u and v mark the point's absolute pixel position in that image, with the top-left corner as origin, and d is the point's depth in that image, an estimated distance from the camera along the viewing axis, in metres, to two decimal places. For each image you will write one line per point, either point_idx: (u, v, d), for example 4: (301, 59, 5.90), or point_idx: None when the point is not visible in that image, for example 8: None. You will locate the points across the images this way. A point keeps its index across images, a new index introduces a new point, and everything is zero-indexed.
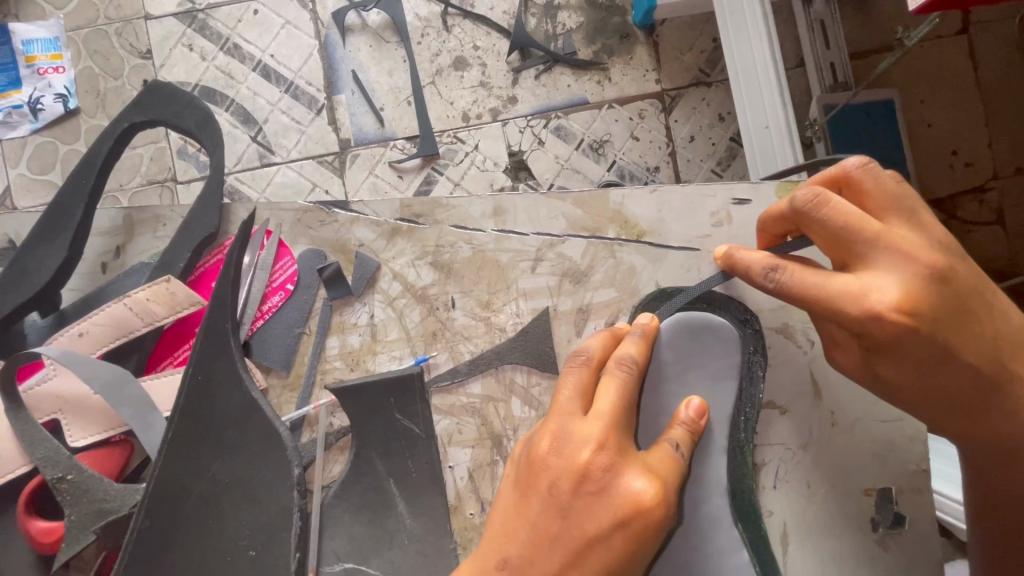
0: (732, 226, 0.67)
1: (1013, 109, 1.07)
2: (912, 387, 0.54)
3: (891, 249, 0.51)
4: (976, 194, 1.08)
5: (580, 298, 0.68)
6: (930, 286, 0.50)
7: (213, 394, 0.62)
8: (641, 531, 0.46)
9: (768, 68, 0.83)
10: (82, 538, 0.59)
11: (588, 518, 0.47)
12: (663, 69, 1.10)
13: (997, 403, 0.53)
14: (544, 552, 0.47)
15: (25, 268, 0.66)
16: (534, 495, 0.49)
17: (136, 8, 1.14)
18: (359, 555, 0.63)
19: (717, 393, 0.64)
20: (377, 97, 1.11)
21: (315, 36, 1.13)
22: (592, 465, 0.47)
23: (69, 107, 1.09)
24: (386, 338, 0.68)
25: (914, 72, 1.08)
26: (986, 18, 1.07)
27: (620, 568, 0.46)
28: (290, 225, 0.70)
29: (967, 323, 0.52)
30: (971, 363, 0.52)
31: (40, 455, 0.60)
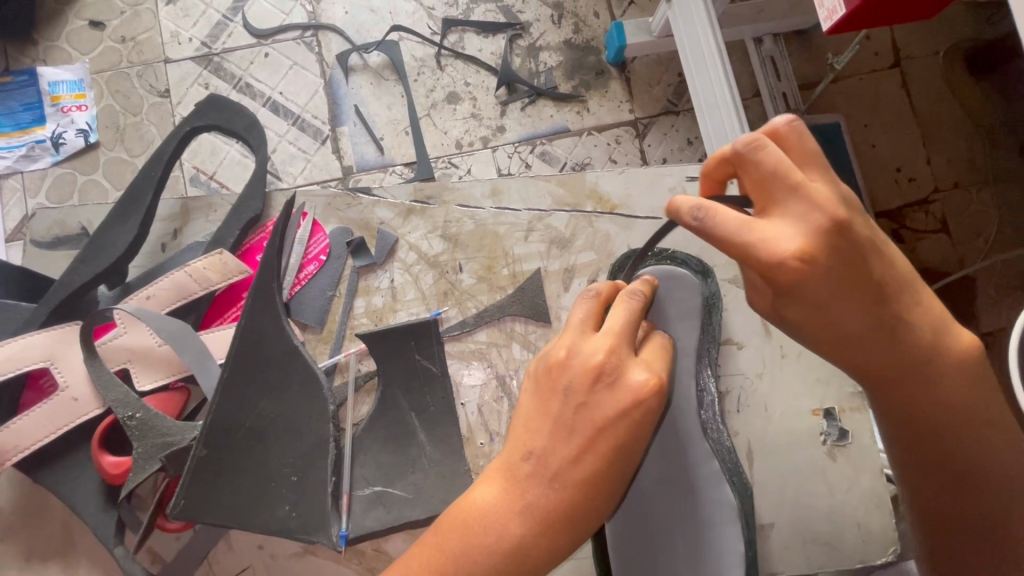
0: (686, 200, 0.81)
1: (945, 132, 1.26)
2: (816, 333, 0.54)
3: (804, 198, 0.50)
4: (921, 206, 1.25)
5: (567, 260, 0.80)
6: (833, 236, 0.50)
7: (262, 340, 0.72)
8: (639, 418, 0.54)
9: (726, 95, 0.99)
10: (149, 467, 0.66)
11: (602, 409, 0.54)
12: (634, 100, 1.29)
13: (898, 357, 0.54)
14: (564, 444, 0.54)
15: (101, 247, 0.78)
16: (551, 398, 0.55)
17: (156, 53, 1.30)
18: (386, 478, 0.71)
19: (686, 333, 0.74)
20: (377, 128, 1.28)
21: (320, 75, 1.30)
22: (606, 364, 0.54)
23: (89, 140, 1.25)
24: (404, 298, 0.79)
25: (857, 101, 1.28)
26: (914, 54, 1.28)
27: (623, 450, 0.54)
28: (323, 207, 0.82)
29: (867, 272, 0.52)
30: (870, 314, 0.52)
31: (113, 396, 0.68)
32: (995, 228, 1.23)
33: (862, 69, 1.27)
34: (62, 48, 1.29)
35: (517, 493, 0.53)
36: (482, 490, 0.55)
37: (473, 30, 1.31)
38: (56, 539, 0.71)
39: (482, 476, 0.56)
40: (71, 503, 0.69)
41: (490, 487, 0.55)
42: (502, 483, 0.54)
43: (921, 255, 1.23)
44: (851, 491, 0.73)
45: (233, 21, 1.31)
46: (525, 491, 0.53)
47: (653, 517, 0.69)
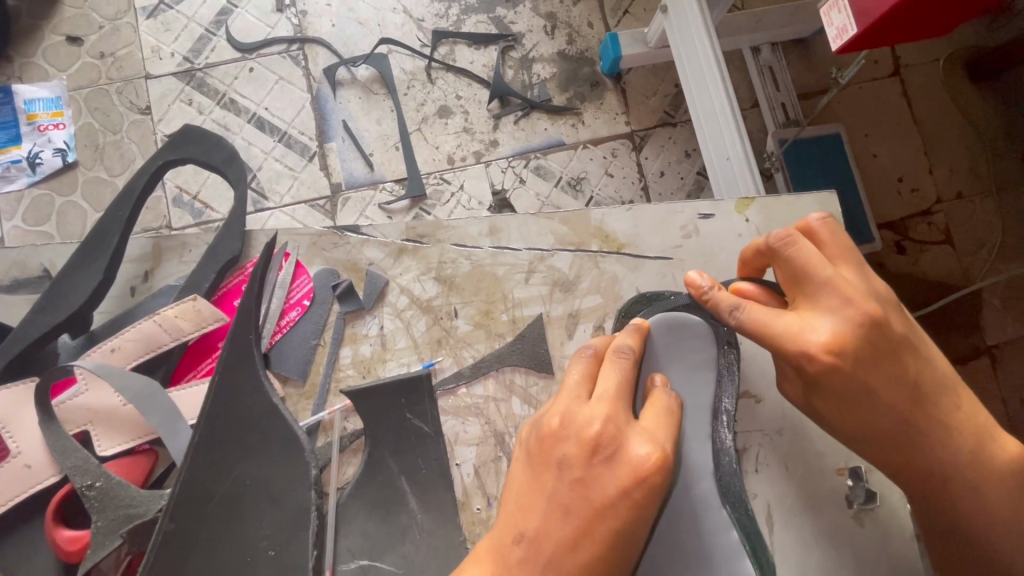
0: (700, 237, 0.76)
1: (948, 142, 1.22)
2: (847, 424, 0.57)
3: (835, 294, 0.54)
4: (925, 217, 1.20)
5: (570, 304, 0.75)
6: (862, 330, 0.53)
7: (236, 400, 0.65)
8: (642, 496, 0.51)
9: (725, 110, 0.94)
10: (108, 544, 0.60)
11: (599, 486, 0.52)
12: (630, 113, 1.24)
13: (931, 451, 0.55)
14: (558, 526, 0.51)
15: (61, 293, 0.71)
16: (548, 472, 0.54)
17: (136, 68, 1.24)
18: (373, 552, 0.64)
19: (701, 384, 0.68)
20: (367, 143, 1.22)
21: (307, 90, 1.24)
22: (601, 436, 0.53)
23: (67, 160, 1.18)
24: (394, 347, 0.73)
25: (858, 111, 1.23)
26: (914, 61, 1.23)
27: (626, 533, 0.51)
28: (306, 247, 0.76)
29: (897, 368, 0.54)
30: (902, 409, 0.54)
31: (69, 463, 0.62)
32: (999, 239, 1.19)
33: (862, 77, 1.23)
34: (39, 64, 1.22)
35: None
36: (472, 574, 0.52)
37: (464, 41, 1.26)
38: None
39: (472, 558, 0.53)
40: None
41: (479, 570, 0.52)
42: (493, 568, 0.51)
43: (925, 266, 1.19)
44: (879, 557, 0.68)
45: (217, 34, 1.25)
46: None
47: None
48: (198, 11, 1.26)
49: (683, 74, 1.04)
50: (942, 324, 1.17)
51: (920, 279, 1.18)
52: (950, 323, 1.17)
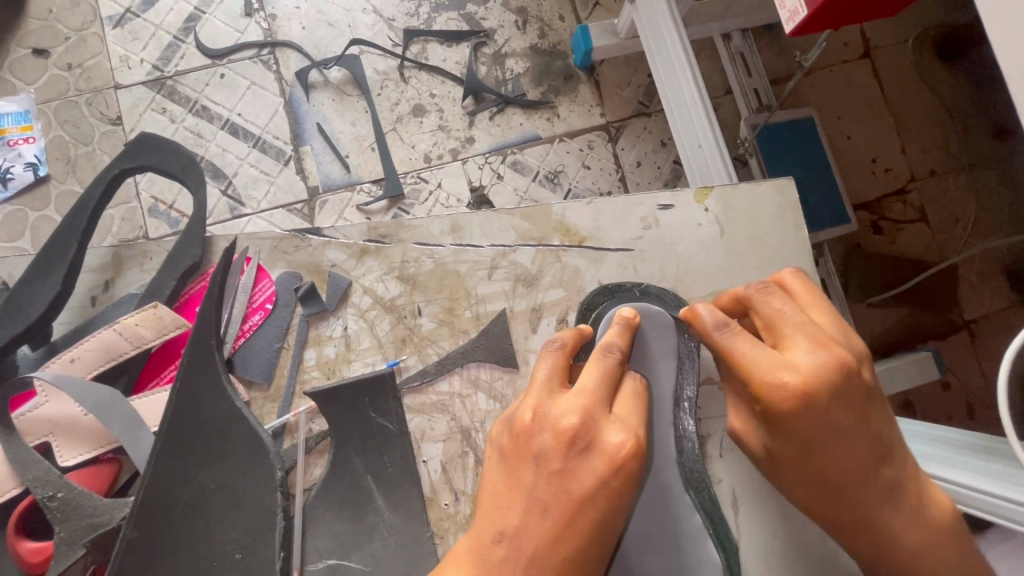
0: (660, 228, 0.76)
1: (919, 121, 1.23)
2: (806, 466, 0.57)
3: (813, 336, 0.55)
4: (899, 196, 1.22)
5: (533, 299, 0.75)
6: (838, 377, 0.53)
7: (200, 405, 0.65)
8: (619, 482, 0.53)
9: (694, 97, 0.94)
10: (72, 553, 0.60)
11: (577, 477, 0.53)
12: (605, 104, 1.25)
13: (882, 506, 0.56)
14: (538, 522, 0.52)
15: (20, 304, 0.70)
16: (524, 468, 0.54)
17: (105, 79, 1.22)
18: (341, 551, 0.65)
19: (665, 374, 0.69)
20: (342, 145, 1.21)
21: (279, 94, 1.23)
22: (577, 430, 0.54)
23: (39, 174, 1.17)
24: (359, 347, 0.73)
25: (829, 93, 1.24)
26: (884, 42, 1.24)
27: (605, 519, 0.53)
28: (267, 251, 0.76)
29: (861, 421, 0.55)
30: (862, 460, 0.55)
31: (31, 475, 0.62)
32: (974, 216, 1.20)
33: (832, 60, 1.24)
34: (6, 79, 1.21)
35: None
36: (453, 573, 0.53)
37: (436, 39, 1.26)
38: None
39: (452, 559, 0.53)
40: None
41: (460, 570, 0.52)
42: (474, 569, 0.52)
43: (902, 246, 1.20)
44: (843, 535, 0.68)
45: (186, 42, 1.24)
46: None
47: None
48: (166, 18, 1.25)
49: (654, 65, 1.05)
50: (919, 302, 1.19)
51: (895, 259, 1.20)
52: (927, 302, 1.19)
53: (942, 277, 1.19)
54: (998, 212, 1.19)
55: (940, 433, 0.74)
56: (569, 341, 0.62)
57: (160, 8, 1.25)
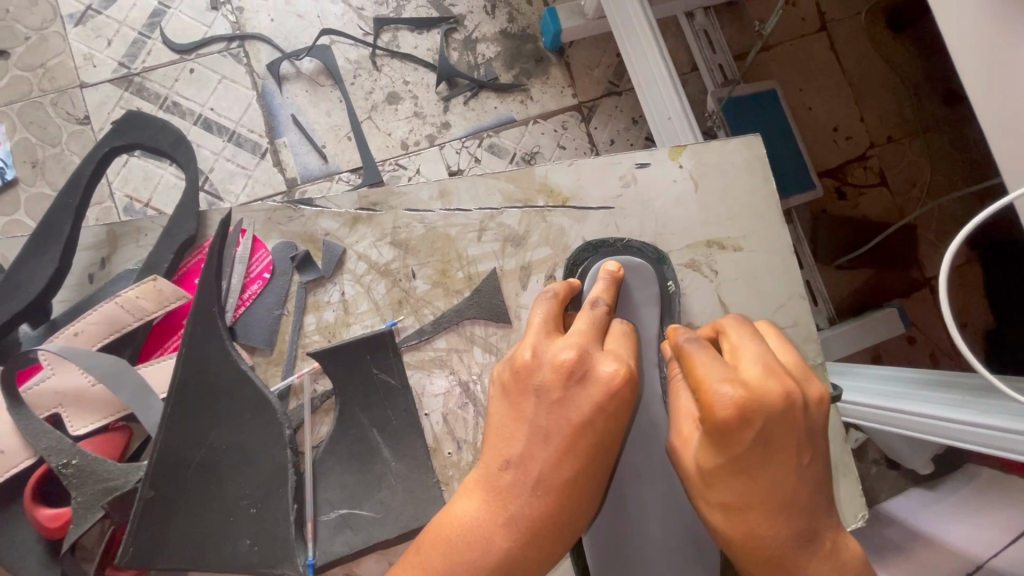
0: (638, 187, 0.77)
1: (875, 91, 1.29)
2: (739, 495, 0.54)
3: (767, 364, 0.54)
4: (860, 161, 1.29)
5: (521, 258, 0.76)
6: (789, 412, 0.52)
7: (206, 369, 0.66)
8: (615, 408, 0.55)
9: (663, 73, 0.99)
10: (90, 516, 0.61)
11: (576, 407, 0.55)
12: (576, 85, 1.29)
13: (802, 552, 0.53)
14: (541, 448, 0.55)
15: (21, 280, 0.71)
16: (525, 400, 0.56)
17: (70, 78, 1.22)
18: (352, 500, 0.67)
19: (649, 321, 0.71)
20: (319, 136, 1.23)
21: (252, 87, 1.24)
22: (574, 362, 0.55)
23: (6, 178, 1.17)
24: (357, 310, 0.74)
25: (790, 66, 1.30)
26: (839, 17, 1.30)
27: (603, 442, 0.56)
28: (262, 223, 0.76)
29: (799, 461, 0.54)
30: (792, 495, 0.53)
31: (43, 444, 0.63)
32: (929, 177, 1.27)
33: (792, 34, 1.30)
34: None
35: (500, 503, 0.54)
36: (463, 503, 0.56)
37: (407, 26, 1.27)
38: None
39: (463, 491, 0.56)
40: (12, 563, 0.63)
41: (471, 500, 0.55)
42: (485, 497, 0.55)
43: (864, 211, 1.28)
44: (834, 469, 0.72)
45: (152, 37, 1.24)
46: (508, 501, 0.54)
47: (629, 507, 0.67)
48: (130, 15, 1.24)
49: (621, 46, 1.08)
50: (883, 263, 1.27)
51: (858, 223, 1.27)
52: (890, 260, 1.27)
53: (903, 236, 1.27)
54: (951, 173, 1.27)
55: (905, 377, 0.83)
56: (568, 292, 0.65)
57: (123, 4, 1.24)
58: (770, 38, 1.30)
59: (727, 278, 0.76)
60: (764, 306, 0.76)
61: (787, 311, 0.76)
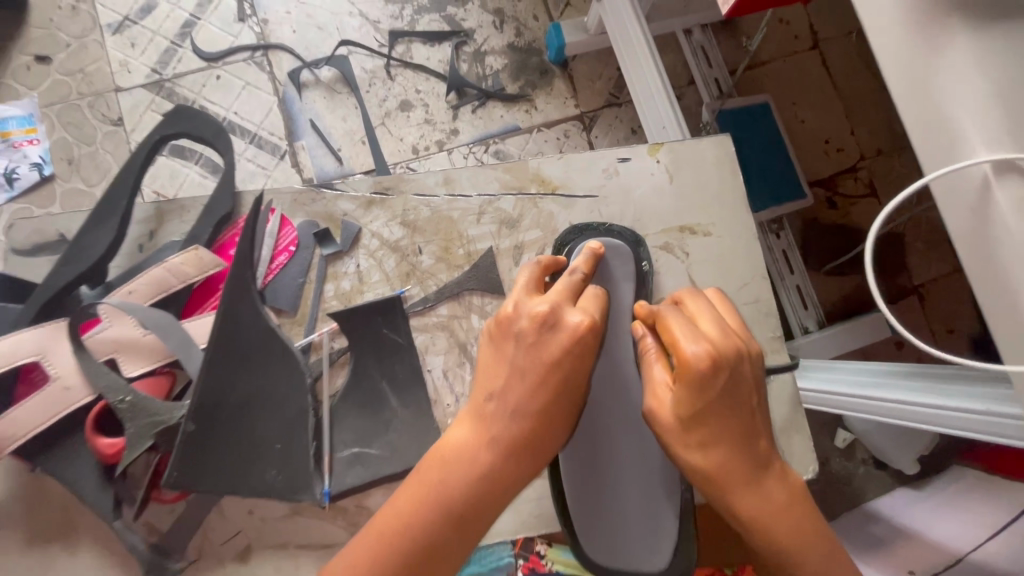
0: (618, 178, 0.87)
1: (865, 107, 1.40)
2: (713, 433, 0.63)
3: (721, 324, 0.66)
4: (851, 172, 1.38)
5: (515, 238, 0.85)
6: (742, 361, 0.65)
7: (239, 324, 0.76)
8: (579, 352, 0.65)
9: (659, 87, 1.10)
10: (142, 443, 0.71)
11: (548, 348, 0.64)
12: (579, 96, 1.40)
13: (761, 477, 0.64)
14: (518, 382, 0.64)
15: (84, 248, 0.82)
16: (506, 345, 0.66)
17: (107, 83, 1.34)
18: (364, 440, 0.77)
19: (627, 293, 0.80)
20: (334, 139, 1.34)
21: (273, 93, 1.36)
22: (547, 312, 0.65)
23: (44, 174, 1.29)
24: (371, 281, 0.84)
25: (785, 81, 1.40)
26: (831, 38, 1.41)
27: (570, 380, 0.65)
28: (289, 204, 0.87)
29: (752, 402, 0.65)
30: (750, 429, 0.64)
31: (104, 382, 0.73)
32: (915, 189, 1.37)
33: (787, 53, 1.41)
34: (10, 84, 1.32)
35: (485, 428, 0.63)
36: (457, 431, 0.64)
37: (420, 40, 1.40)
38: (61, 523, 0.77)
39: (456, 421, 0.65)
40: (73, 483, 0.74)
41: (463, 428, 0.64)
42: (472, 425, 0.64)
43: (853, 219, 1.37)
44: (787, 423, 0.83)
45: (183, 46, 1.36)
46: (491, 426, 0.63)
47: (603, 453, 0.76)
48: (163, 26, 1.37)
49: (620, 57, 1.19)
50: (875, 270, 1.35)
51: (846, 230, 1.37)
52: (883, 269, 1.35)
53: (892, 246, 1.35)
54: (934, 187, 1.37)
55: (872, 368, 0.92)
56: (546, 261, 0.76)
57: (158, 17, 1.37)
58: (765, 55, 1.41)
59: (698, 258, 0.86)
60: (729, 284, 0.85)
61: (750, 288, 0.85)
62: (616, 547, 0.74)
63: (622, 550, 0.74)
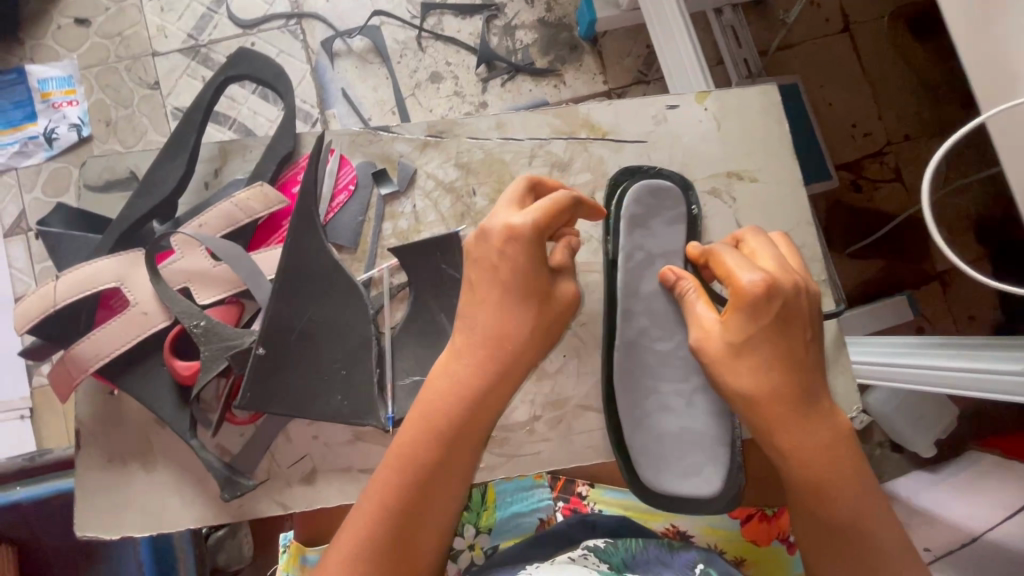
0: (667, 125, 0.89)
1: (894, 91, 1.39)
2: (765, 359, 0.67)
3: (779, 259, 0.71)
4: (875, 157, 1.39)
5: (566, 181, 0.88)
6: (798, 295, 0.69)
7: (307, 254, 0.79)
8: (511, 254, 0.66)
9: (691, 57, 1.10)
10: (217, 365, 0.75)
11: (482, 256, 0.67)
12: (607, 73, 1.41)
13: (812, 407, 0.67)
14: (471, 290, 0.68)
15: (155, 181, 0.85)
16: (466, 255, 0.69)
17: (144, 47, 1.37)
18: (424, 370, 0.80)
19: (675, 237, 0.83)
20: (365, 109, 1.37)
21: (306, 62, 1.38)
22: (483, 223, 0.68)
23: (82, 135, 1.33)
24: (427, 221, 0.87)
25: (811, 63, 1.41)
26: (861, 21, 1.41)
27: (506, 283, 0.66)
28: (347, 144, 0.90)
29: (807, 335, 0.69)
30: (804, 360, 0.68)
31: (178, 308, 0.76)
32: (942, 176, 1.36)
33: (815, 35, 1.41)
34: (50, 46, 1.36)
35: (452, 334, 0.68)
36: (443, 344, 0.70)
37: (451, 12, 1.41)
38: (135, 444, 0.80)
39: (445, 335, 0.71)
40: (150, 403, 0.78)
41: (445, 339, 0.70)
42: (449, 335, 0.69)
43: (877, 202, 1.38)
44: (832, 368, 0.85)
45: (218, 12, 1.39)
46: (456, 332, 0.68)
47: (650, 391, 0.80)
48: None
49: (653, 33, 1.21)
50: (895, 252, 1.36)
51: (869, 212, 1.38)
52: (901, 251, 1.36)
53: (913, 228, 1.36)
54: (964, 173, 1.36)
55: (906, 343, 0.96)
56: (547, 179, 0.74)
57: None
58: (793, 37, 1.42)
59: (745, 203, 0.88)
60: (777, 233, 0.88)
61: (796, 235, 0.88)
62: (664, 474, 0.79)
63: (668, 477, 0.79)
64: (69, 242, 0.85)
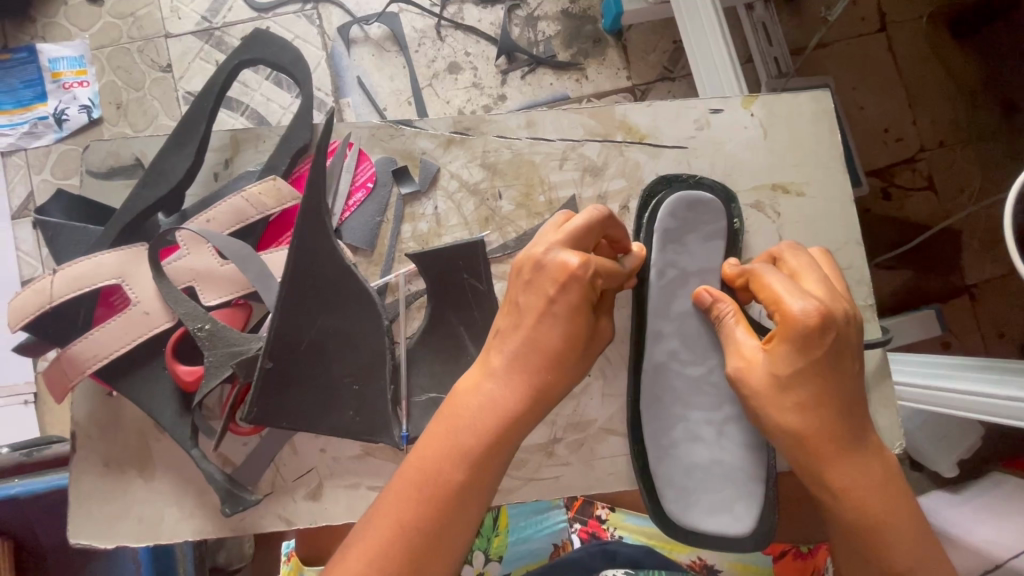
0: (710, 129, 0.82)
1: (930, 94, 1.31)
2: (813, 395, 0.60)
3: (826, 282, 0.65)
4: (908, 163, 1.31)
5: (598, 187, 0.82)
6: (849, 322, 0.62)
7: (317, 259, 0.72)
8: (572, 296, 0.61)
9: (723, 53, 1.04)
10: (221, 372, 0.70)
11: (539, 288, 0.62)
12: (631, 67, 1.34)
13: (861, 447, 0.61)
14: (511, 318, 0.63)
15: (162, 171, 0.80)
16: (510, 282, 0.64)
17: (157, 28, 1.32)
18: (441, 387, 0.76)
19: (715, 253, 0.77)
20: (380, 98, 1.31)
21: (322, 48, 1.33)
22: (541, 253, 0.62)
23: (92, 117, 1.28)
24: (448, 224, 0.82)
25: (845, 63, 1.33)
26: (899, 19, 1.31)
27: (562, 326, 0.61)
28: (367, 138, 0.84)
29: (855, 366, 0.62)
30: (853, 395, 0.61)
31: (182, 310, 0.72)
32: (978, 183, 1.28)
33: (849, 34, 1.32)
34: (61, 24, 1.31)
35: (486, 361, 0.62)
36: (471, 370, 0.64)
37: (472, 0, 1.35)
38: (133, 447, 0.76)
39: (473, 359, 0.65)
40: (151, 411, 0.74)
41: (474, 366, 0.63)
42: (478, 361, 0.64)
43: (908, 212, 1.29)
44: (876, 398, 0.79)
45: None
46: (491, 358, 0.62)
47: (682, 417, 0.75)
48: None
49: (682, 27, 1.14)
50: (925, 264, 1.29)
51: (901, 222, 1.29)
52: (931, 264, 1.28)
53: (945, 240, 1.29)
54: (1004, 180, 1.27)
55: (949, 361, 0.89)
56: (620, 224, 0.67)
57: None
58: (828, 36, 1.33)
59: (790, 218, 0.82)
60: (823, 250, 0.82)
61: (844, 255, 0.81)
62: (690, 507, 0.74)
63: (696, 511, 0.74)
64: (69, 232, 0.80)
